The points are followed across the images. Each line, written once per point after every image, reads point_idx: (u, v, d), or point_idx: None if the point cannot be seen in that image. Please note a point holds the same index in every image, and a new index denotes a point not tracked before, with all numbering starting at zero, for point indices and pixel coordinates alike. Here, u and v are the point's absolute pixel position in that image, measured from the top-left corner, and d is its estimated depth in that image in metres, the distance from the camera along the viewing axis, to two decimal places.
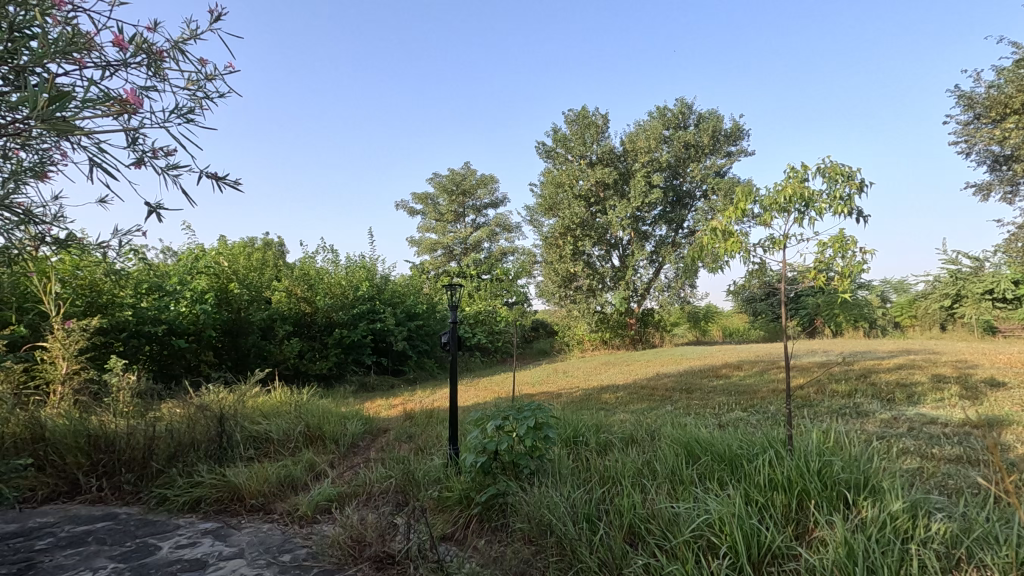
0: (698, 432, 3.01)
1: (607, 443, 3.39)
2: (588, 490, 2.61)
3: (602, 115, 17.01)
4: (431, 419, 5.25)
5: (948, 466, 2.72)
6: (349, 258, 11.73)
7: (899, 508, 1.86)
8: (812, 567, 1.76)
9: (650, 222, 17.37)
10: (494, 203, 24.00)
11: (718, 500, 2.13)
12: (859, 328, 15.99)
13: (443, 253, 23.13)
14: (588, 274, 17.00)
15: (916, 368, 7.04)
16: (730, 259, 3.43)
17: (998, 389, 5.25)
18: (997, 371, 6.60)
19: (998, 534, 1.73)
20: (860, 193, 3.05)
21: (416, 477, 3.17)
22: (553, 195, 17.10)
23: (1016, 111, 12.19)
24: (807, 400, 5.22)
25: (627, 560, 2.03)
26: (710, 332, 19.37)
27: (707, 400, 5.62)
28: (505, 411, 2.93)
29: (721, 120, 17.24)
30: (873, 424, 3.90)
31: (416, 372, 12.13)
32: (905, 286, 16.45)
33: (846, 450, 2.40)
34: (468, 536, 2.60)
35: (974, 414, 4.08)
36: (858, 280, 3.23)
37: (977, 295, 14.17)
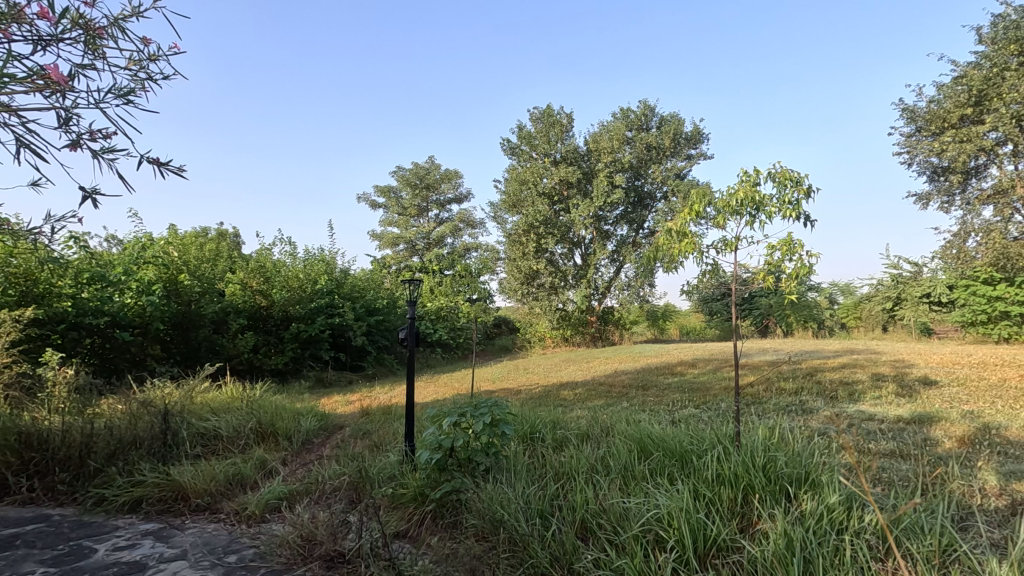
0: (650, 428, 3.08)
1: (563, 439, 3.42)
2: (543, 485, 2.64)
3: (566, 114, 17.20)
4: (388, 416, 5.18)
5: (883, 459, 2.85)
6: (307, 251, 11.50)
7: (835, 501, 1.95)
8: (753, 558, 1.82)
9: (612, 221, 17.68)
10: (458, 198, 23.88)
11: (667, 496, 2.17)
12: (808, 328, 16.71)
13: (406, 247, 22.75)
14: (550, 271, 17.09)
15: (857, 367, 7.38)
16: (685, 260, 3.51)
17: (931, 388, 5.55)
18: (930, 370, 6.98)
19: (923, 525, 1.83)
20: (807, 198, 3.18)
21: (371, 474, 3.12)
22: (517, 192, 17.13)
23: (954, 126, 13.01)
24: (755, 397, 5.41)
25: (577, 554, 2.06)
26: (668, 331, 19.76)
27: (662, 396, 5.77)
28: (462, 407, 2.91)
29: (682, 123, 17.65)
30: (816, 421, 4.07)
31: (375, 368, 12.01)
32: (850, 289, 17.25)
33: (789, 446, 2.50)
34: (422, 534, 2.56)
35: (909, 411, 4.30)
36: (805, 282, 3.36)
37: (915, 299, 14.94)
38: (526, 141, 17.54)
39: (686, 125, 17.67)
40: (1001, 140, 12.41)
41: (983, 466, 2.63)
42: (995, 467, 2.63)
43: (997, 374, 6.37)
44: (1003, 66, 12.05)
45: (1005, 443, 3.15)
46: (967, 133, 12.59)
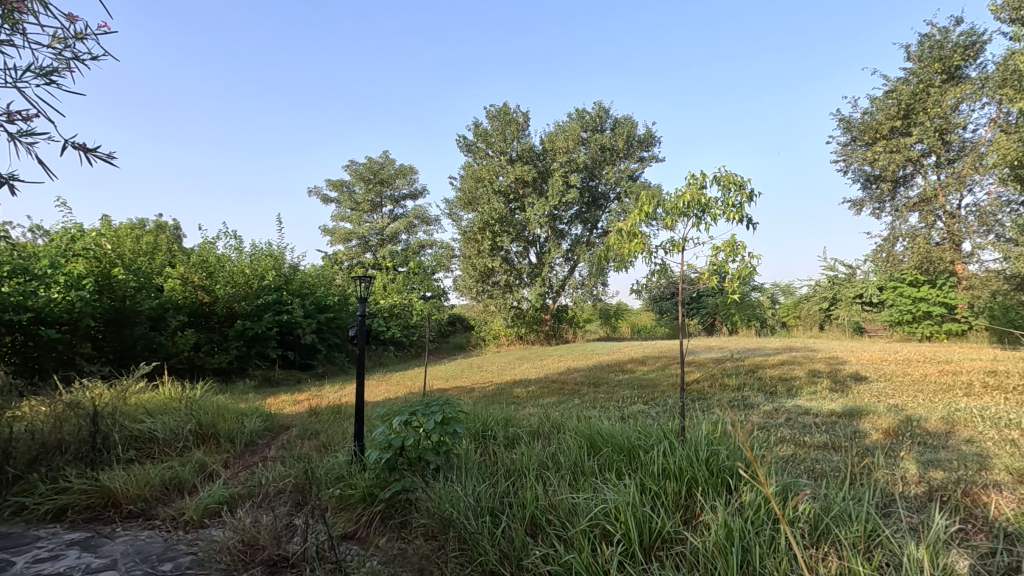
0: (600, 424, 3.13)
1: (515, 437, 3.44)
2: (494, 483, 2.64)
3: (523, 113, 17.29)
4: (337, 416, 5.06)
5: (816, 451, 3.01)
6: (254, 245, 11.11)
7: (771, 491, 2.04)
8: (696, 548, 1.88)
9: (566, 221, 17.88)
10: (412, 194, 23.58)
11: (615, 490, 2.22)
12: (751, 326, 17.43)
13: (358, 243, 22.23)
14: (505, 270, 17.13)
15: (796, 364, 7.75)
16: (634, 260, 3.59)
17: (861, 383, 5.90)
18: (861, 367, 7.40)
19: (851, 512, 1.94)
20: (750, 202, 3.31)
21: (317, 475, 3.04)
22: (473, 189, 17.08)
23: (885, 137, 13.84)
24: (701, 393, 5.61)
25: (526, 551, 2.07)
26: (621, 329, 20.16)
27: (613, 393, 5.88)
28: (412, 406, 2.87)
29: (635, 126, 18.06)
30: (757, 416, 4.25)
31: (325, 366, 11.73)
32: (791, 289, 18.08)
33: (731, 440, 2.60)
34: (371, 535, 2.51)
35: (841, 405, 4.55)
36: (747, 282, 3.50)
37: (850, 299, 15.81)
38: (482, 139, 17.52)
39: (639, 128, 18.08)
40: (925, 151, 13.35)
41: (905, 456, 2.81)
42: (915, 457, 2.82)
43: (920, 370, 6.82)
44: (928, 82, 13.09)
45: (924, 434, 3.39)
46: (896, 144, 13.46)
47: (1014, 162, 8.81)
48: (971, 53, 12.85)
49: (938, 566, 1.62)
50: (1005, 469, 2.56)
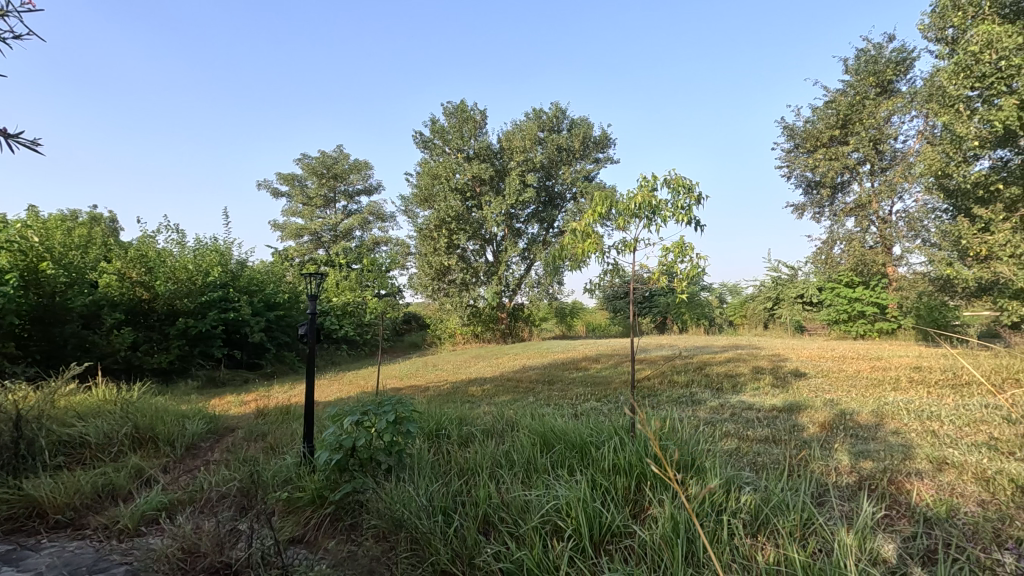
0: (553, 421, 3.16)
1: (468, 435, 3.44)
2: (447, 482, 2.63)
3: (480, 111, 17.25)
4: (287, 416, 4.92)
5: (758, 445, 3.15)
6: (198, 240, 10.65)
7: (716, 484, 2.12)
8: (643, 542, 1.93)
9: (523, 220, 17.98)
10: (368, 190, 23.15)
11: (566, 486, 2.26)
12: (700, 325, 18.02)
13: (310, 239, 21.65)
14: (461, 268, 17.07)
15: (741, 361, 8.05)
16: (588, 259, 3.65)
17: (800, 379, 6.20)
18: (801, 363, 7.77)
19: (788, 502, 2.04)
20: (698, 204, 3.43)
21: (264, 478, 2.95)
22: (429, 186, 16.91)
23: (825, 145, 14.57)
24: (651, 389, 5.76)
25: (478, 549, 2.08)
26: (576, 327, 20.44)
27: (567, 391, 5.96)
28: (364, 405, 2.81)
29: (591, 127, 18.33)
30: (704, 411, 4.40)
31: (274, 365, 11.37)
32: (738, 289, 18.78)
33: (678, 435, 2.68)
34: (319, 538, 2.45)
35: (782, 400, 4.77)
36: (695, 282, 3.62)
37: (792, 299, 16.56)
38: (439, 136, 17.40)
39: (595, 130, 18.36)
40: (861, 159, 14.14)
41: (838, 448, 2.98)
42: (848, 448, 2.99)
43: (854, 366, 7.23)
44: (864, 95, 13.81)
45: (856, 426, 3.59)
46: (835, 152, 14.19)
47: (938, 172, 9.47)
48: (901, 69, 13.72)
49: (865, 550, 1.72)
50: (926, 458, 2.75)
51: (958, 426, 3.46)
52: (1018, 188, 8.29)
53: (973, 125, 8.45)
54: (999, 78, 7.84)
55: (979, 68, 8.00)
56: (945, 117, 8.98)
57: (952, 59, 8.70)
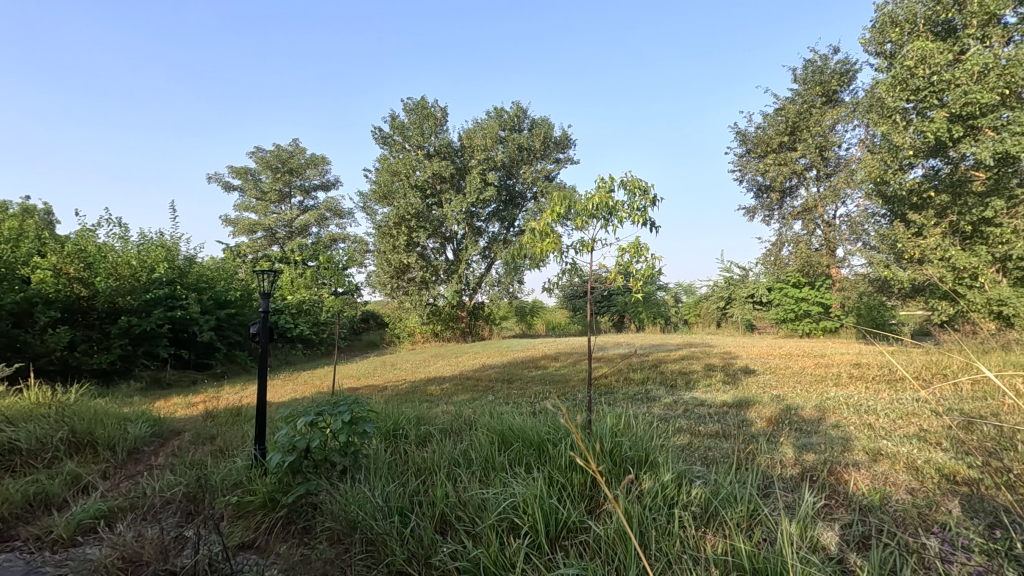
0: (511, 420, 3.18)
1: (426, 435, 3.41)
2: (403, 482, 2.61)
3: (440, 108, 17.11)
4: (238, 418, 4.76)
5: (709, 439, 3.26)
6: (142, 235, 10.15)
7: (668, 478, 2.18)
8: (598, 536, 1.97)
9: (484, 218, 17.97)
10: (324, 185, 22.63)
11: (523, 484, 2.27)
12: (657, 323, 18.44)
13: (264, 235, 20.98)
14: (421, 266, 16.92)
15: (694, 358, 8.30)
16: (546, 259, 3.67)
17: (749, 376, 6.44)
18: (751, 361, 8.07)
19: (736, 494, 2.11)
20: (653, 206, 3.50)
21: (212, 482, 2.85)
22: (388, 183, 16.65)
23: (774, 150, 15.15)
24: (608, 387, 5.87)
25: (435, 548, 2.06)
26: (536, 326, 20.58)
27: (526, 389, 6.00)
28: (318, 406, 2.75)
29: (552, 127, 18.48)
30: (659, 407, 4.51)
31: (224, 366, 10.98)
32: (693, 289, 19.32)
33: (633, 431, 2.74)
34: (271, 542, 2.38)
35: (732, 397, 4.94)
36: (650, 282, 3.70)
37: (743, 299, 17.12)
38: (398, 132, 17.16)
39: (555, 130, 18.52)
40: (808, 165, 14.79)
41: (784, 442, 3.11)
42: (792, 442, 3.13)
43: (800, 363, 7.57)
44: (811, 103, 14.43)
45: (800, 421, 3.76)
46: (784, 158, 14.78)
47: (877, 179, 10.00)
48: (845, 80, 14.42)
49: (806, 539, 1.80)
50: (862, 450, 2.91)
51: (892, 419, 3.68)
52: (948, 195, 8.84)
53: (909, 135, 8.97)
54: (932, 92, 8.34)
55: (915, 82, 8.47)
56: (884, 127, 9.48)
57: (890, 72, 9.17)
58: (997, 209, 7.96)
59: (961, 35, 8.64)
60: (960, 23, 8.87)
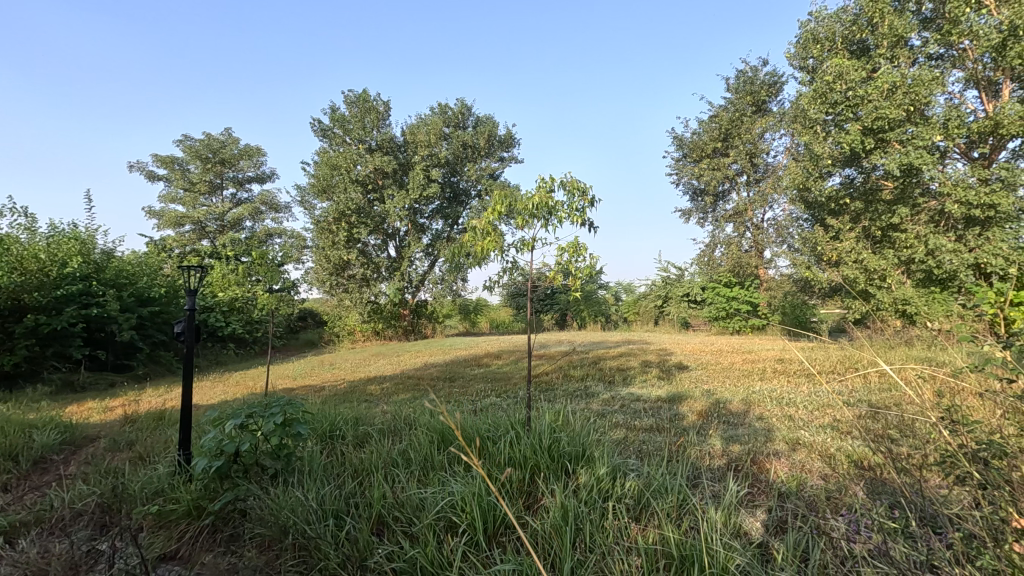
0: (451, 418, 3.16)
1: (364, 435, 3.35)
2: (339, 485, 2.55)
3: (383, 102, 16.77)
4: (161, 423, 4.49)
5: (643, 433, 3.38)
6: (52, 226, 9.36)
7: (603, 472, 2.24)
8: (535, 531, 2.00)
9: (427, 215, 17.79)
10: (259, 178, 21.67)
11: (462, 482, 2.28)
12: (597, 321, 18.89)
13: (192, 229, 19.81)
14: (362, 263, 16.53)
15: (632, 355, 8.58)
16: (486, 257, 3.68)
17: (682, 372, 6.72)
18: (685, 357, 8.43)
19: (666, 486, 2.20)
20: (591, 207, 3.59)
21: (131, 491, 2.67)
22: (328, 176, 16.12)
23: (708, 156, 15.85)
24: (549, 383, 5.96)
25: (371, 550, 2.03)
26: (479, 324, 20.61)
27: (467, 387, 6.00)
28: (249, 407, 2.62)
29: (496, 126, 18.54)
30: (597, 403, 4.63)
31: (147, 367, 10.31)
32: (632, 288, 19.91)
33: (571, 427, 2.80)
34: (196, 551, 2.26)
35: (666, 392, 5.14)
36: (587, 281, 3.79)
37: (679, 297, 17.57)
38: (339, 124, 16.67)
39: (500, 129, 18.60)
40: (739, 171, 15.58)
41: (712, 434, 3.28)
42: (719, 434, 3.30)
43: (729, 358, 7.97)
44: (742, 112, 15.18)
45: (727, 414, 3.96)
46: (717, 163, 15.49)
47: (800, 185, 10.64)
48: (773, 91, 15.27)
49: (730, 525, 1.90)
50: (782, 440, 3.11)
51: (809, 411, 3.95)
52: (862, 202, 9.66)
53: (828, 145, 9.64)
54: (848, 106, 8.96)
55: (833, 96, 9.07)
56: (806, 137, 10.13)
57: (812, 86, 9.77)
58: (903, 215, 8.67)
59: (874, 55, 9.36)
60: (872, 44, 9.62)
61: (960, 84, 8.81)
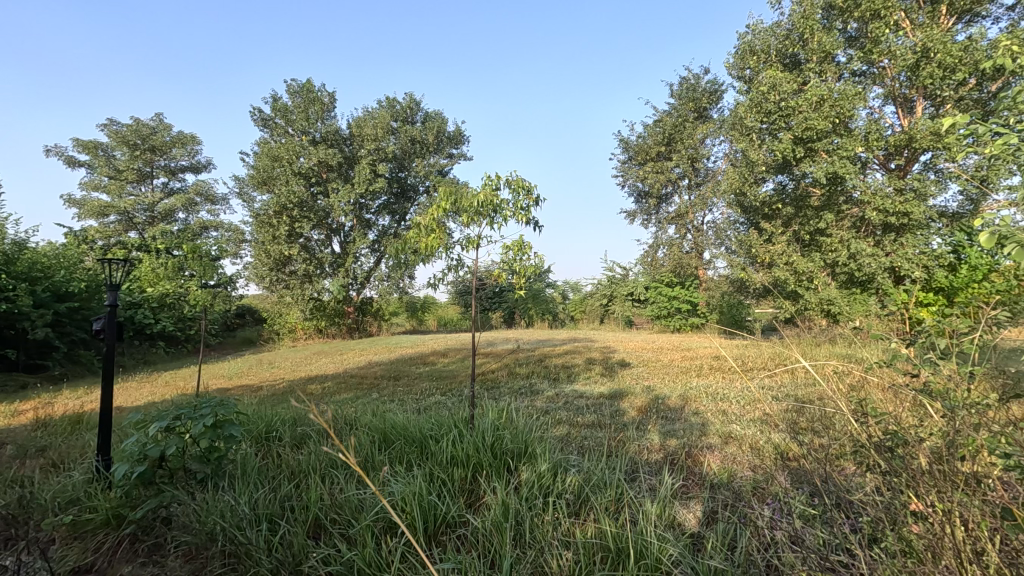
0: (394, 417, 3.12)
1: (303, 436, 3.24)
2: (274, 488, 2.46)
3: (328, 93, 16.31)
4: (77, 427, 4.18)
5: (586, 429, 3.45)
6: None
7: (544, 468, 2.28)
8: (475, 529, 2.01)
9: (373, 211, 17.45)
10: (194, 167, 20.59)
11: (402, 482, 2.24)
12: (545, 319, 19.08)
13: (118, 220, 18.53)
14: (304, 258, 16.00)
15: (577, 352, 8.73)
16: (431, 254, 3.65)
17: (625, 369, 6.90)
18: (628, 354, 8.66)
19: (605, 480, 2.25)
20: (536, 206, 3.63)
21: (41, 502, 2.47)
22: (268, 168, 15.49)
23: (652, 159, 16.35)
24: (494, 381, 5.98)
25: (306, 554, 1.97)
26: (426, 321, 20.40)
27: (412, 386, 5.93)
28: (176, 408, 2.46)
29: (445, 122, 18.42)
30: (542, 400, 4.68)
31: (63, 368, 9.57)
32: (578, 286, 20.24)
33: (514, 424, 2.82)
34: (114, 563, 2.12)
35: (609, 388, 5.27)
36: (531, 280, 3.83)
37: (623, 296, 17.99)
38: (281, 114, 16.07)
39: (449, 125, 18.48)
40: (681, 175, 16.13)
41: (650, 429, 3.39)
42: (658, 429, 3.42)
43: (669, 355, 8.25)
44: (684, 118, 15.72)
45: (665, 409, 4.10)
46: (661, 166, 15.99)
47: (737, 190, 11.13)
48: (713, 99, 15.89)
49: (664, 517, 1.97)
50: (716, 434, 3.25)
51: (741, 405, 4.15)
52: (792, 208, 10.18)
53: (762, 152, 10.14)
54: (780, 116, 9.43)
55: (767, 105, 9.54)
56: (742, 144, 10.61)
57: (748, 96, 10.24)
58: (829, 221, 9.24)
59: (804, 69, 9.94)
60: (803, 58, 10.20)
61: (880, 99, 9.46)
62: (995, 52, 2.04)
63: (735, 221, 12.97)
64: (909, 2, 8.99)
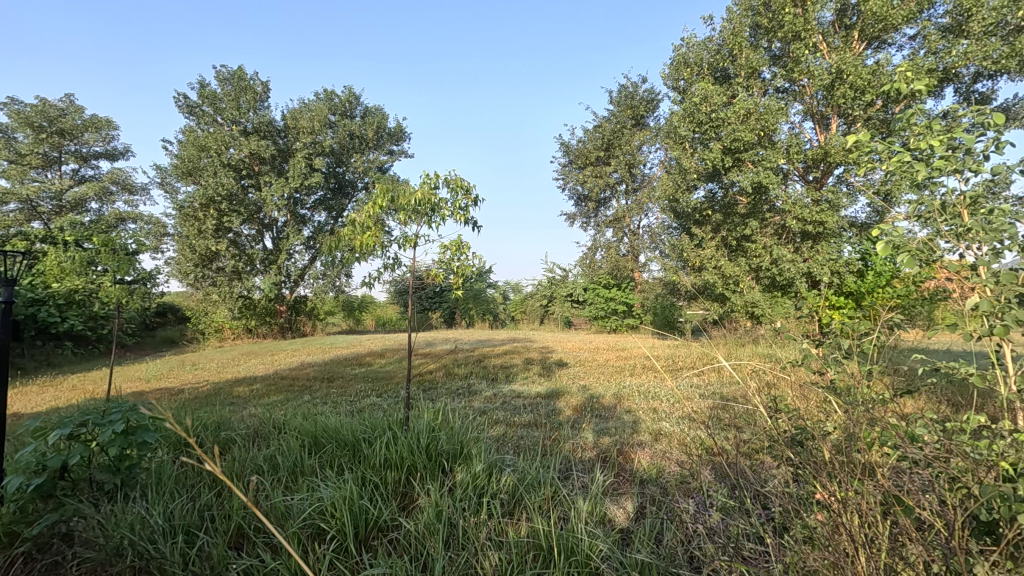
0: (326, 420, 3.02)
1: (227, 441, 3.08)
2: (192, 497, 2.32)
3: (261, 81, 15.59)
4: None
5: (522, 429, 3.49)
6: None
7: (478, 468, 2.28)
8: (407, 532, 1.98)
9: (308, 206, 16.87)
10: (109, 154, 19.12)
11: (332, 487, 2.18)
12: (485, 320, 19.08)
13: (19, 208, 16.87)
14: (233, 254, 15.23)
15: (515, 352, 8.80)
16: (367, 252, 3.57)
17: (562, 368, 7.01)
18: (565, 354, 8.81)
19: (538, 479, 2.28)
20: (474, 206, 3.62)
21: None
22: (194, 158, 14.64)
23: (591, 163, 16.79)
24: (431, 381, 5.92)
25: (226, 565, 1.87)
26: (363, 321, 19.94)
27: (346, 387, 5.78)
28: (81, 414, 2.26)
29: (385, 118, 18.09)
30: (479, 400, 4.68)
31: None
32: (519, 287, 20.41)
33: (450, 425, 2.79)
34: None
35: (546, 388, 5.34)
36: (469, 280, 3.81)
37: (562, 298, 18.28)
38: (208, 102, 15.20)
39: (389, 121, 18.16)
40: (619, 180, 16.59)
41: (584, 427, 3.47)
42: (592, 427, 3.50)
43: (605, 355, 8.47)
44: (622, 124, 16.20)
45: (599, 408, 4.20)
46: (600, 171, 16.41)
47: (671, 196, 11.57)
48: (650, 107, 16.45)
49: (594, 513, 2.02)
50: (647, 431, 3.36)
51: (671, 404, 4.32)
52: (721, 215, 10.70)
53: (694, 161, 10.62)
54: (711, 126, 9.88)
55: (700, 116, 9.98)
56: (676, 151, 11.08)
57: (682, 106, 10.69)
58: (753, 228, 9.80)
59: (732, 83, 10.50)
60: (732, 73, 10.76)
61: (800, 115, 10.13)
62: (896, 76, 2.24)
63: (668, 226, 13.51)
64: (826, 26, 9.67)
